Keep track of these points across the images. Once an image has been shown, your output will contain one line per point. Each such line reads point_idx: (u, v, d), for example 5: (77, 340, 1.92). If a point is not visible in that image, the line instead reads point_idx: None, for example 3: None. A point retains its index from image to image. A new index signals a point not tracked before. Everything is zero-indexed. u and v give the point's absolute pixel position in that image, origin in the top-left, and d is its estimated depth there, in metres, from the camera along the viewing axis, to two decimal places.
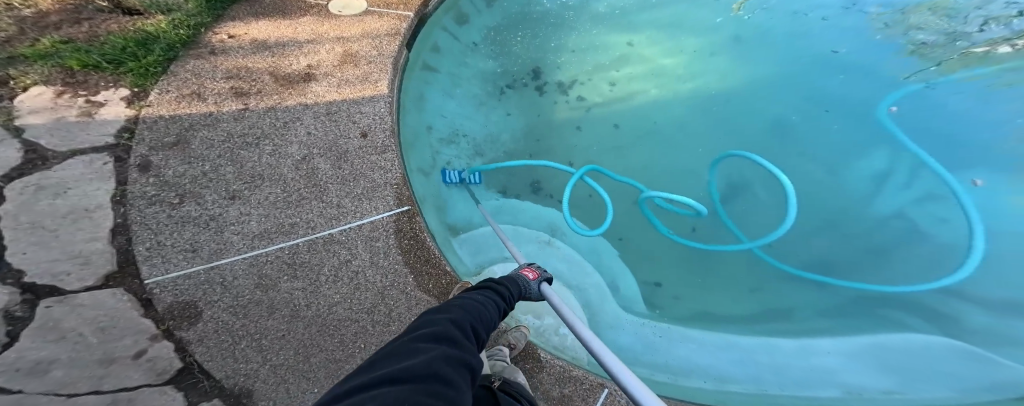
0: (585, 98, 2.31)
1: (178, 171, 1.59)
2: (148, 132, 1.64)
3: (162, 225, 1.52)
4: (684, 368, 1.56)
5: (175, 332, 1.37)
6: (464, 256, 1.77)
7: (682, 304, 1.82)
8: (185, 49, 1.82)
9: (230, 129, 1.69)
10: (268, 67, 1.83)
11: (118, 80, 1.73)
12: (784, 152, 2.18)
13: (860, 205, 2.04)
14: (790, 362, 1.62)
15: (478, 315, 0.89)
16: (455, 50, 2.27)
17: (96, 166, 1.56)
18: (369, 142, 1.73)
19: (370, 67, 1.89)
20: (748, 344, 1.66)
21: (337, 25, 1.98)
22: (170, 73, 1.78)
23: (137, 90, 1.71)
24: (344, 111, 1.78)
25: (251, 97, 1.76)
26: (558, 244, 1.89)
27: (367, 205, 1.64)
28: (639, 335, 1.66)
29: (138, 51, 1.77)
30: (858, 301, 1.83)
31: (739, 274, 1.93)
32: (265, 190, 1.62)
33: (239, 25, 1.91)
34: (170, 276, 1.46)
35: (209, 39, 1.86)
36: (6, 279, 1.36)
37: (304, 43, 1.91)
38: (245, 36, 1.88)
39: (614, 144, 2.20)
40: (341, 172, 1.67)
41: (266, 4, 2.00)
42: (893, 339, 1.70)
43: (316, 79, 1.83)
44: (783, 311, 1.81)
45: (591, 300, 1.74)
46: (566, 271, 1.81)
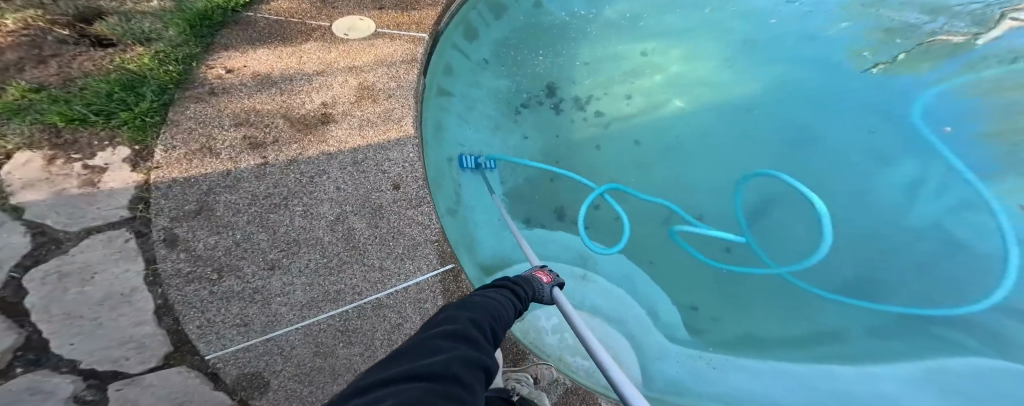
0: (603, 114, 2.17)
1: (208, 243, 1.50)
2: (165, 200, 1.49)
3: (206, 303, 1.46)
4: (740, 398, 1.70)
5: (250, 401, 1.39)
6: None
7: (724, 326, 1.91)
8: (180, 90, 1.60)
9: (254, 189, 1.55)
10: (279, 108, 1.62)
11: (114, 136, 1.52)
12: (815, 164, 2.15)
13: (899, 218, 2.06)
14: (846, 387, 1.76)
15: (496, 313, 0.77)
16: (466, 69, 2.03)
17: (117, 244, 1.45)
18: (403, 195, 1.63)
19: (391, 102, 1.69)
20: (799, 370, 1.80)
21: (346, 51, 1.74)
22: (170, 121, 1.57)
23: (139, 148, 1.53)
24: (371, 159, 1.63)
25: (268, 148, 1.59)
26: (594, 278, 1.89)
27: (410, 266, 1.60)
28: (690, 365, 1.78)
29: (127, 98, 1.54)
30: (903, 320, 1.90)
31: (770, 295, 1.98)
32: (304, 257, 1.55)
33: (235, 55, 1.68)
34: (229, 350, 1.43)
35: (204, 76, 1.63)
36: (60, 368, 1.32)
37: (313, 75, 1.68)
38: (245, 70, 1.65)
39: (635, 163, 2.13)
40: (379, 230, 1.60)
41: (262, 30, 1.76)
42: (945, 363, 1.82)
43: (335, 120, 1.64)
44: (835, 332, 1.90)
45: (633, 332, 1.80)
46: (604, 304, 1.83)
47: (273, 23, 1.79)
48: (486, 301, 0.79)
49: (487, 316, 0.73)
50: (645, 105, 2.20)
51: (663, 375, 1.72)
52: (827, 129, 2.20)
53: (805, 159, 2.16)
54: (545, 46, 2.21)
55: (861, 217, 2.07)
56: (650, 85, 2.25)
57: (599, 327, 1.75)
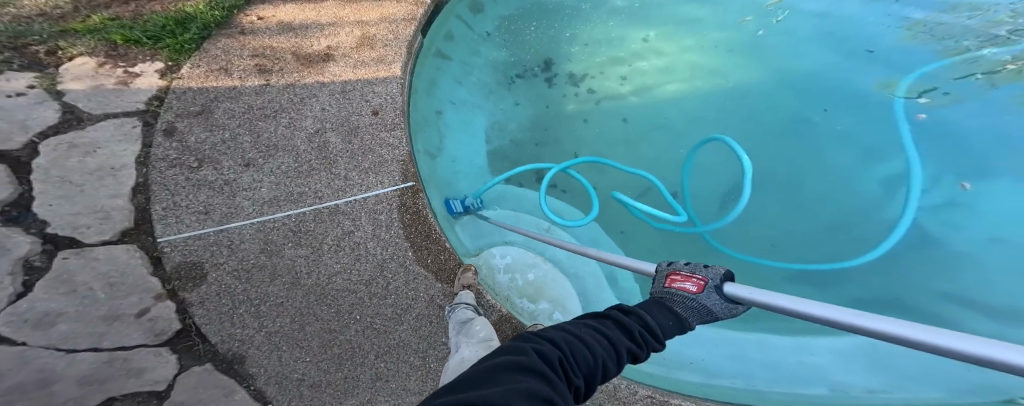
0: (595, 91, 2.18)
1: (200, 138, 1.67)
2: (176, 102, 1.73)
3: (180, 187, 1.57)
4: (679, 361, 1.50)
5: (180, 292, 1.40)
6: (464, 238, 1.68)
7: None
8: (218, 29, 1.94)
9: (251, 102, 1.77)
10: (291, 47, 1.91)
11: (155, 55, 1.86)
12: (793, 149, 2.03)
13: (876, 208, 1.87)
14: (783, 359, 1.56)
15: (577, 346, 0.62)
16: (467, 38, 2.16)
17: (125, 129, 1.66)
18: (380, 120, 1.76)
19: (387, 49, 1.92)
20: (739, 338, 1.61)
21: (358, 9, 2.02)
22: (203, 49, 1.89)
23: (171, 64, 1.83)
24: (358, 90, 1.83)
25: (273, 74, 1.84)
26: (558, 231, 1.80)
27: (373, 179, 1.64)
28: None
29: (176, 29, 1.89)
30: (859, 304, 1.78)
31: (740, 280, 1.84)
32: (278, 160, 1.66)
33: (268, 8, 2.03)
34: (182, 236, 1.48)
35: (240, 21, 1.98)
36: (30, 228, 1.43)
37: (326, 25, 1.97)
38: (273, 18, 1.98)
39: (623, 139, 2.10)
40: (352, 146, 1.70)
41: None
42: None
43: (334, 59, 1.89)
44: None
45: (587, 288, 1.66)
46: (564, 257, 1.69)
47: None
48: (562, 333, 0.64)
49: (557, 350, 0.60)
50: (636, 87, 2.19)
51: None
52: (797, 120, 2.09)
53: (760, 149, 2.06)
54: (541, 18, 2.26)
55: (834, 207, 1.93)
56: (647, 68, 2.24)
57: (555, 280, 1.62)
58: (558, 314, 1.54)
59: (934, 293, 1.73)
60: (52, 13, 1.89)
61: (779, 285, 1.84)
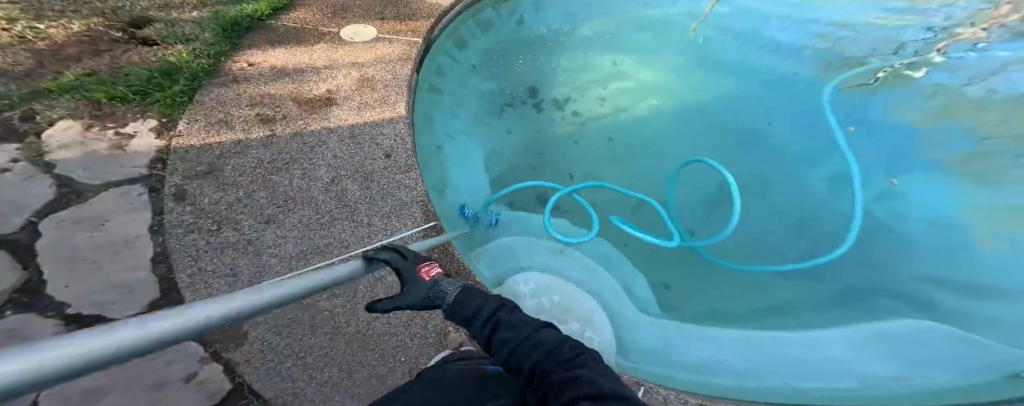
0: (580, 114, 2.20)
1: (213, 199, 1.65)
2: (180, 162, 1.69)
3: (202, 252, 1.55)
4: (707, 366, 1.53)
5: (223, 353, 1.42)
6: (484, 269, 1.71)
7: (695, 302, 1.77)
8: (208, 78, 1.89)
9: (260, 155, 1.74)
10: (289, 92, 1.88)
11: (145, 111, 1.78)
12: (751, 155, 2.13)
13: (830, 203, 2.01)
14: (802, 355, 1.60)
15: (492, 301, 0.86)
16: (456, 72, 2.11)
17: (130, 197, 1.62)
18: (393, 162, 1.80)
19: (388, 90, 1.95)
20: (764, 339, 1.64)
21: (350, 51, 2.00)
22: (197, 101, 1.84)
23: (165, 120, 1.77)
24: (367, 133, 1.84)
25: (277, 123, 1.82)
26: (571, 251, 1.83)
27: (396, 222, 1.68)
28: (658, 335, 1.63)
29: (163, 82, 1.83)
30: (852, 289, 1.81)
31: (739, 293, 1.82)
32: (298, 213, 1.67)
33: (257, 53, 1.99)
34: (214, 300, 1.46)
35: (230, 68, 1.93)
36: (46, 312, 1.36)
37: (321, 69, 1.96)
38: (264, 64, 1.94)
39: (608, 158, 2.11)
40: (369, 191, 1.73)
41: (282, 32, 2.06)
42: (891, 328, 1.67)
43: (337, 103, 1.89)
44: (782, 310, 1.76)
45: (609, 304, 1.70)
46: (583, 277, 1.75)
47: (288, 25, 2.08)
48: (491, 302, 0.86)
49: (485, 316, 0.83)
50: (619, 106, 2.22)
51: (637, 347, 1.58)
52: (754, 135, 2.18)
53: (732, 161, 2.13)
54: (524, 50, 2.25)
55: (802, 204, 2.02)
56: (627, 89, 2.27)
57: (576, 298, 1.66)
58: (588, 331, 1.57)
59: (905, 277, 1.82)
60: (13, 71, 1.75)
61: (773, 292, 1.82)
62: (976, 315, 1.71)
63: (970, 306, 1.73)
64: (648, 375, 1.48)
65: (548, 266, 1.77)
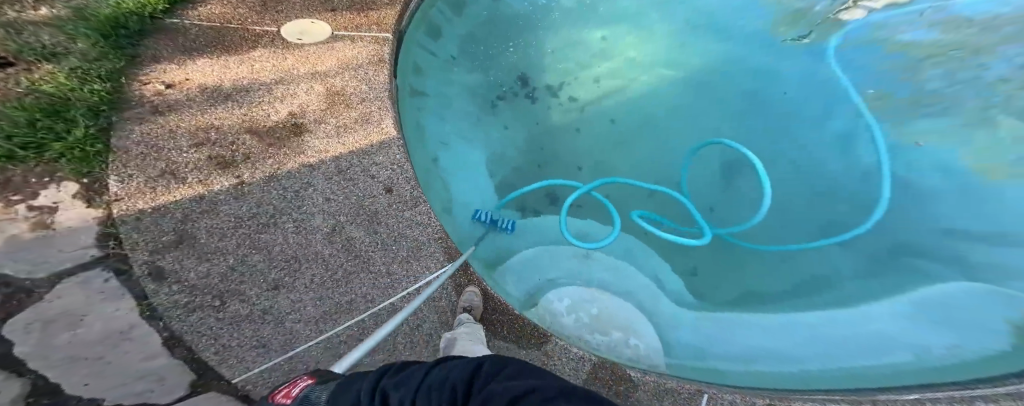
0: (576, 98, 1.99)
1: (200, 272, 1.36)
2: (137, 234, 1.37)
3: (216, 330, 1.29)
4: (750, 355, 1.54)
5: None
6: (509, 286, 1.54)
7: (725, 288, 1.77)
8: (116, 112, 1.52)
9: (236, 211, 1.45)
10: (241, 122, 1.57)
11: (53, 171, 1.37)
12: (762, 123, 2.03)
13: (852, 162, 1.94)
14: (854, 333, 1.62)
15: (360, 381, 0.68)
16: (437, 66, 1.80)
17: (96, 285, 1.28)
18: (397, 197, 1.53)
19: (366, 105, 1.62)
20: (806, 320, 1.67)
21: (303, 56, 1.69)
22: (118, 148, 1.48)
23: (88, 181, 1.40)
24: (355, 165, 1.54)
25: (240, 166, 1.50)
26: (596, 254, 1.70)
27: (419, 266, 1.48)
28: (699, 330, 1.60)
29: (57, 125, 1.41)
30: (881, 255, 1.82)
31: (761, 276, 1.80)
32: (307, 272, 1.42)
33: (171, 68, 1.65)
34: (256, 371, 1.27)
35: (140, 93, 1.58)
36: None
37: (272, 84, 1.64)
38: (190, 83, 1.62)
39: (609, 142, 1.97)
40: (378, 235, 1.49)
41: (200, 37, 1.72)
42: (931, 292, 1.71)
43: (309, 130, 1.57)
44: (824, 279, 1.79)
45: (644, 303, 1.62)
46: (611, 278, 1.64)
47: (207, 29, 1.75)
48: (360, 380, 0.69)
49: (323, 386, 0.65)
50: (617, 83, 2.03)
51: (679, 342, 1.54)
52: (773, 101, 2.06)
53: (753, 129, 2.03)
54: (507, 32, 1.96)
55: (824, 163, 1.97)
56: (619, 67, 2.06)
57: (611, 304, 1.58)
58: (632, 337, 1.50)
59: (921, 233, 1.82)
60: None
61: (800, 266, 1.82)
62: (1005, 266, 1.69)
63: (986, 253, 1.73)
64: (695, 375, 1.44)
65: (577, 274, 1.63)
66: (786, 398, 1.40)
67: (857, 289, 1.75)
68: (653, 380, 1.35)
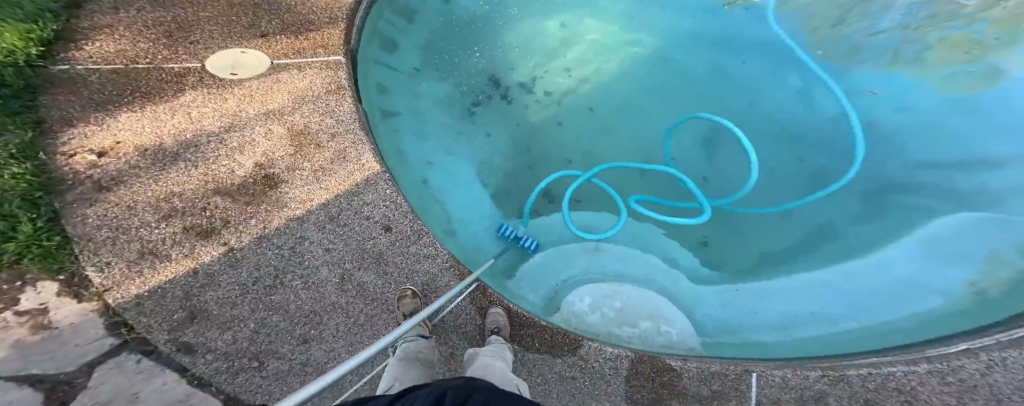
0: (551, 93, 1.85)
1: (227, 340, 1.25)
2: (147, 317, 1.27)
3: (264, 388, 1.20)
4: (786, 322, 1.40)
5: None
6: (527, 293, 1.35)
7: (737, 253, 1.62)
8: (59, 196, 1.40)
9: (237, 279, 1.33)
10: (204, 184, 1.44)
11: (21, 272, 1.26)
12: (728, 92, 1.90)
13: (814, 119, 1.82)
14: (877, 282, 1.48)
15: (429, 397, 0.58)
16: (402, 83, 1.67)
17: (130, 368, 1.19)
18: (399, 234, 1.37)
19: (338, 141, 1.48)
20: (827, 277, 1.52)
21: (245, 94, 1.56)
22: (79, 235, 1.37)
23: (64, 276, 1.29)
24: (346, 209, 1.40)
25: (224, 232, 1.38)
26: (606, 246, 1.54)
27: (438, 299, 1.28)
28: (728, 304, 1.44)
29: (2, 223, 1.28)
30: (871, 196, 1.69)
31: (767, 231, 1.68)
32: (331, 322, 1.27)
33: (92, 129, 1.53)
34: None
35: (71, 169, 1.46)
36: None
37: (222, 133, 1.50)
38: (125, 146, 1.51)
39: (593, 130, 1.81)
40: (390, 276, 1.31)
41: (109, 86, 1.61)
42: (939, 228, 1.56)
43: (285, 180, 1.44)
44: (828, 232, 1.66)
45: (665, 288, 1.46)
46: (627, 268, 1.47)
47: (111, 75, 1.63)
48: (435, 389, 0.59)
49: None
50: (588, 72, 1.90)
51: (705, 319, 1.38)
52: (724, 69, 1.93)
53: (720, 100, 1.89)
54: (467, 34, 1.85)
55: (788, 121, 1.84)
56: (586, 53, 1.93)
57: (637, 295, 1.38)
58: (663, 325, 1.31)
59: (901, 168, 1.69)
60: None
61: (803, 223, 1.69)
62: (993, 188, 1.57)
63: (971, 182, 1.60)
64: (730, 352, 1.26)
65: (592, 271, 1.45)
66: (842, 363, 1.19)
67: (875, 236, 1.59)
68: (696, 365, 1.14)
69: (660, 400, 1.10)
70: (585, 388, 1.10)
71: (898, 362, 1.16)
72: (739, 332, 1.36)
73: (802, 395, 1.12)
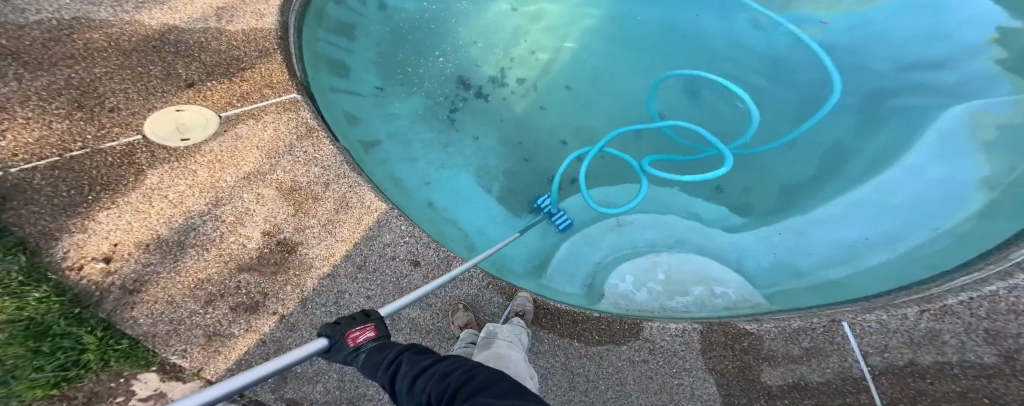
0: (523, 79, 1.96)
1: (324, 391, 1.41)
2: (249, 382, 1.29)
3: None
4: (848, 252, 1.63)
5: None
6: (568, 287, 1.58)
7: (755, 194, 1.88)
8: (94, 305, 1.30)
9: (301, 341, 1.35)
10: (220, 266, 1.40)
11: (115, 372, 1.24)
12: (690, 45, 2.02)
13: (778, 55, 1.96)
14: (914, 192, 1.66)
15: (450, 371, 0.71)
16: (370, 108, 1.79)
17: None
18: (428, 265, 1.43)
19: (334, 189, 1.48)
20: (861, 199, 1.72)
21: (212, 161, 1.47)
22: (141, 334, 1.31)
23: (155, 366, 1.27)
24: (370, 255, 1.43)
25: (268, 303, 1.38)
26: (627, 219, 1.79)
27: (488, 316, 1.40)
28: (777, 249, 1.72)
29: (65, 339, 1.21)
30: (858, 110, 1.84)
31: (773, 165, 1.90)
32: None
33: (82, 237, 1.37)
34: None
35: (85, 280, 1.32)
36: None
37: (213, 209, 1.44)
38: (124, 246, 1.39)
39: (576, 108, 1.96)
40: (435, 307, 1.42)
41: (61, 184, 1.39)
42: (943, 124, 1.72)
43: (298, 242, 1.44)
44: (837, 153, 1.84)
45: (701, 244, 1.75)
46: (657, 237, 1.76)
47: (54, 171, 1.40)
48: (458, 364, 0.72)
49: (414, 368, 0.74)
50: (550, 54, 2.00)
51: (761, 269, 1.68)
52: (679, 19, 2.03)
53: (684, 52, 2.01)
54: (414, 40, 1.92)
55: (758, 61, 1.97)
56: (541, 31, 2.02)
57: (676, 263, 1.65)
58: (715, 286, 1.59)
59: (880, 80, 1.84)
60: None
61: (806, 151, 1.88)
62: (942, 84, 1.78)
63: (945, 78, 1.77)
64: (802, 299, 1.48)
65: (624, 246, 1.74)
66: (935, 293, 1.30)
67: (887, 146, 1.77)
68: (774, 325, 1.32)
69: (747, 365, 1.29)
70: (657, 367, 1.31)
71: (995, 279, 1.26)
72: (801, 274, 1.62)
73: (912, 336, 1.24)
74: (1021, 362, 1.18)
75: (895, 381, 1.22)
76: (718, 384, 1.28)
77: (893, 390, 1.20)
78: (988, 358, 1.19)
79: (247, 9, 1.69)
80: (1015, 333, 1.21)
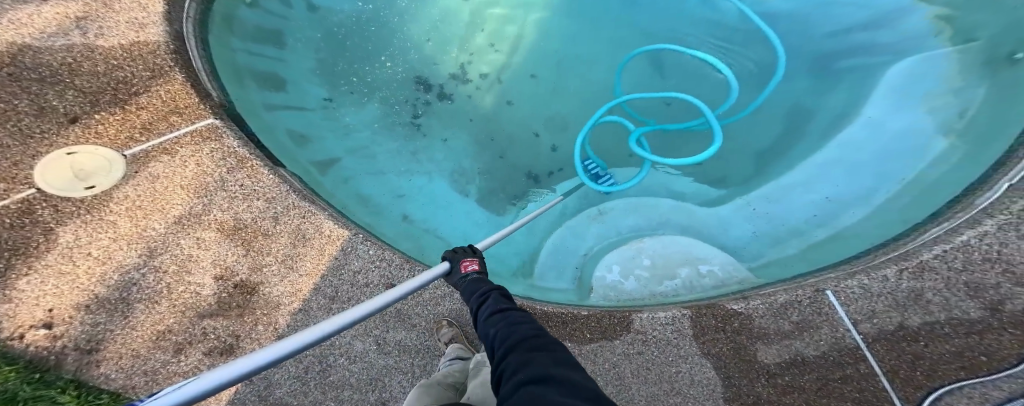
0: (486, 72, 1.78)
1: None
2: None
3: None
4: (828, 213, 1.56)
5: None
6: (553, 285, 1.49)
7: (731, 162, 1.75)
8: (54, 367, 1.10)
9: None
10: (180, 314, 1.21)
11: None
12: (647, 16, 1.84)
13: (730, 21, 1.80)
14: (880, 143, 1.58)
15: (522, 321, 0.58)
16: (318, 123, 1.63)
17: None
18: None
19: (286, 223, 1.31)
20: (828, 157, 1.63)
21: (133, 209, 1.27)
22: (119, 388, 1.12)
23: None
24: (340, 283, 1.27)
25: (241, 345, 1.20)
26: (608, 205, 1.68)
27: None
28: (754, 216, 1.64)
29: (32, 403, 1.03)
30: (818, 71, 1.74)
31: (749, 132, 1.77)
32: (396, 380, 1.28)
33: (10, 305, 1.15)
34: None
35: (30, 348, 1.12)
36: None
37: (150, 260, 1.25)
38: (63, 306, 1.17)
39: (546, 96, 1.78)
40: (421, 328, 1.33)
41: None
42: (894, 73, 1.63)
43: (255, 280, 1.26)
44: (804, 112, 1.73)
45: (687, 223, 1.65)
46: (640, 220, 1.65)
47: None
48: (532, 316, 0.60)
49: (493, 306, 0.65)
50: (511, 39, 1.82)
51: (743, 241, 1.60)
52: None
53: (640, 27, 1.84)
54: (354, 43, 1.73)
55: (711, 29, 1.82)
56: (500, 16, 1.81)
57: (660, 247, 1.58)
58: (699, 265, 1.53)
59: (829, 39, 1.73)
60: None
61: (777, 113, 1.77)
62: (891, 36, 1.67)
63: (891, 32, 1.67)
64: (790, 269, 1.44)
65: (607, 234, 1.64)
66: (912, 249, 1.27)
67: (849, 100, 1.67)
68: (762, 302, 1.30)
69: (741, 346, 1.27)
70: (653, 357, 1.27)
71: (966, 228, 1.24)
72: (783, 240, 1.57)
73: (896, 298, 1.23)
74: (1007, 313, 1.17)
75: (889, 347, 1.21)
76: (716, 368, 1.26)
77: (890, 356, 1.20)
78: (976, 313, 1.18)
79: (117, 18, 1.42)
80: (995, 284, 1.19)
